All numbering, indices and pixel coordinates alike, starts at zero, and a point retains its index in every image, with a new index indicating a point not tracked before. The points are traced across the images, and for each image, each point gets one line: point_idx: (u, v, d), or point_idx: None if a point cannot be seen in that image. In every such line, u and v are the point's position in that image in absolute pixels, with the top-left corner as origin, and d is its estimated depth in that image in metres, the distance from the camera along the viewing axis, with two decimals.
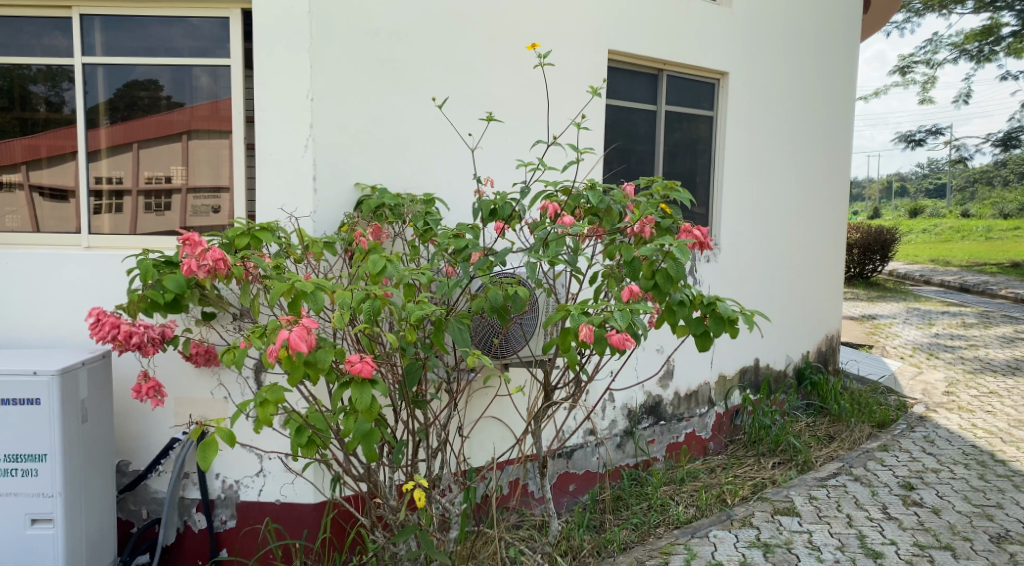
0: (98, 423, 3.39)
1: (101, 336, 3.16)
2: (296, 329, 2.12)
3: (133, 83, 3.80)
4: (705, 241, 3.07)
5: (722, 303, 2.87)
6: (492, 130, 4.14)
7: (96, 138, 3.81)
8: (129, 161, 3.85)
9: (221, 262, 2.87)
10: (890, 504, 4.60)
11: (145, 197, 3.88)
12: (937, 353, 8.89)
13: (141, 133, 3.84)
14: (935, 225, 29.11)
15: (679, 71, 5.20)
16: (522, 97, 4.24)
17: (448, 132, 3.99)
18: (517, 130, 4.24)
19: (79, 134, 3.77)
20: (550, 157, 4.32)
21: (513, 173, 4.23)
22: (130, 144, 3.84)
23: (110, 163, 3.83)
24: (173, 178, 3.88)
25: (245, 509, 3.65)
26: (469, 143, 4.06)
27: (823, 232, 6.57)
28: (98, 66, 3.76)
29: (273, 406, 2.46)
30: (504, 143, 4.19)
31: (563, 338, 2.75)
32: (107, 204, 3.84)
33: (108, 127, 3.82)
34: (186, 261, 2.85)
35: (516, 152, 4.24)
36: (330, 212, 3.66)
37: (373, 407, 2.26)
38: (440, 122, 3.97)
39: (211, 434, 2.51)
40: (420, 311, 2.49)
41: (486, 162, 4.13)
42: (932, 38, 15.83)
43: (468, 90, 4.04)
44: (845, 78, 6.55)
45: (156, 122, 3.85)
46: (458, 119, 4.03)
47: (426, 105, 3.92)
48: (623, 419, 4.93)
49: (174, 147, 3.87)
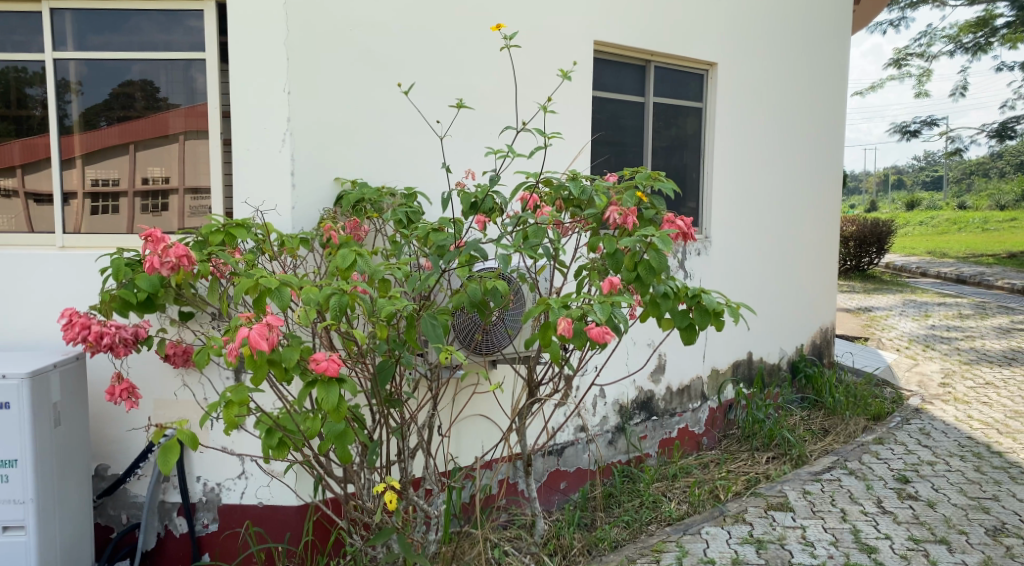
0: (72, 426, 3.32)
1: (71, 337, 3.07)
2: (256, 327, 2.03)
3: (129, 82, 3.73)
4: (689, 231, 2.97)
5: (705, 296, 2.79)
6: (462, 118, 4.02)
7: (74, 142, 3.74)
8: (125, 163, 3.77)
9: (184, 258, 2.81)
10: (885, 498, 4.53)
11: (141, 198, 3.81)
12: (933, 345, 8.84)
13: (137, 134, 3.77)
14: (930, 216, 29.09)
15: (667, 62, 5.12)
16: (501, 86, 4.14)
17: (415, 121, 3.87)
18: (489, 118, 4.12)
19: (51, 143, 3.69)
20: (519, 143, 4.20)
21: (481, 161, 4.10)
22: (126, 146, 3.76)
23: (96, 166, 3.76)
24: (170, 179, 3.79)
25: (227, 512, 3.58)
26: (436, 131, 3.94)
27: (816, 224, 6.51)
28: (88, 66, 3.69)
29: (238, 407, 2.37)
30: (474, 132, 4.07)
31: (543, 332, 2.66)
32: (102, 207, 3.78)
33: (90, 131, 3.74)
34: (148, 257, 2.78)
35: (484, 139, 4.12)
36: (308, 208, 3.59)
37: (341, 408, 2.14)
38: (409, 110, 3.85)
39: (174, 436, 2.44)
40: (391, 306, 2.38)
41: (455, 150, 4.01)
42: (926, 30, 15.80)
43: (438, 78, 3.93)
44: (834, 67, 6.44)
45: (151, 122, 3.76)
46: (426, 106, 3.90)
47: (393, 92, 3.80)
48: (614, 415, 4.86)
49: (170, 149, 3.78)
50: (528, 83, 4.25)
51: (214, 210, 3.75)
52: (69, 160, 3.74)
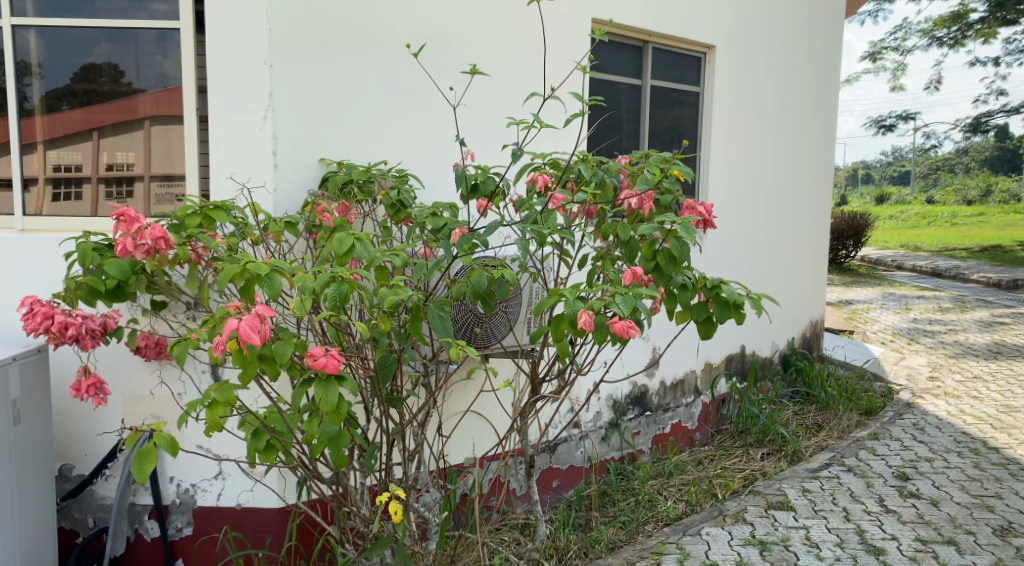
0: (34, 425, 3.05)
1: (32, 328, 2.79)
2: (246, 318, 1.76)
3: (93, 54, 3.44)
4: (710, 217, 2.80)
5: (726, 286, 2.61)
6: (476, 85, 3.83)
7: (35, 124, 3.46)
8: (88, 149, 3.50)
9: (161, 241, 2.54)
10: (887, 496, 4.43)
11: (106, 185, 3.53)
12: (917, 338, 8.79)
13: (100, 119, 3.50)
14: (902, 210, 29.35)
15: (665, 43, 4.93)
16: (502, 59, 3.92)
17: (416, 92, 3.66)
18: (500, 87, 3.93)
19: (11, 126, 3.41)
20: (547, 113, 4.07)
21: (504, 132, 3.97)
22: (89, 132, 3.49)
23: (58, 150, 3.49)
24: (135, 166, 3.51)
25: (203, 515, 3.34)
26: (450, 98, 3.75)
27: (809, 217, 6.41)
28: (48, 39, 3.39)
29: (223, 408, 2.13)
30: (485, 102, 3.88)
31: (556, 326, 2.44)
32: (63, 193, 3.50)
33: (50, 114, 3.47)
34: (120, 240, 2.52)
35: (509, 109, 3.98)
36: (293, 190, 3.35)
37: (340, 409, 1.89)
38: (418, 72, 3.65)
39: (150, 441, 2.18)
40: (394, 297, 2.13)
41: (469, 122, 3.83)
42: (902, 24, 15.81)
43: (443, 47, 3.71)
44: (829, 57, 6.32)
45: (116, 107, 3.49)
46: (437, 71, 3.71)
47: (389, 62, 3.57)
48: (608, 410, 4.68)
49: (135, 135, 3.50)
50: (528, 57, 4.02)
51: (188, 192, 3.45)
52: (29, 144, 3.47)
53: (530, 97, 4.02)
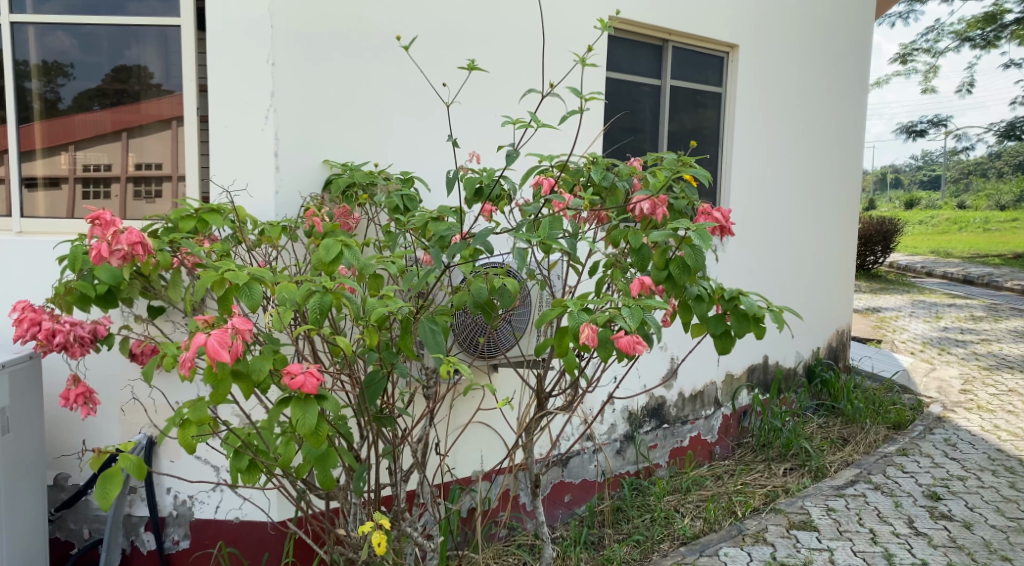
0: (25, 434, 2.96)
1: (20, 335, 2.69)
2: (215, 332, 1.63)
3: (95, 53, 3.37)
4: (726, 224, 2.64)
5: (745, 298, 2.44)
6: (473, 81, 3.66)
7: (69, 124, 3.42)
8: (117, 150, 3.43)
9: (138, 246, 2.39)
10: (917, 518, 4.22)
11: (135, 184, 3.43)
12: (949, 348, 8.49)
13: (130, 121, 3.42)
14: (933, 215, 28.73)
15: (685, 42, 4.76)
16: (507, 56, 3.75)
17: (416, 90, 3.51)
18: (502, 83, 3.75)
19: (9, 133, 3.34)
20: (545, 110, 3.83)
21: (500, 132, 3.77)
22: (119, 133, 3.42)
23: (88, 151, 3.43)
24: (163, 166, 3.40)
25: (200, 528, 3.22)
26: (443, 95, 3.57)
27: (835, 222, 6.17)
28: (48, 37, 3.33)
29: (195, 428, 1.99)
30: (483, 99, 3.69)
31: (560, 339, 2.28)
32: (93, 193, 3.42)
33: (83, 115, 3.41)
34: (95, 245, 2.37)
35: (503, 107, 3.77)
36: (293, 193, 3.23)
37: (320, 432, 1.76)
38: (408, 67, 3.47)
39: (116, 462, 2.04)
40: (382, 309, 2.00)
41: (462, 118, 3.65)
42: (933, 26, 15.42)
43: (433, 42, 3.53)
44: (856, 58, 6.09)
45: (136, 109, 3.41)
46: (429, 65, 3.53)
47: (387, 57, 3.42)
48: (623, 423, 4.51)
49: (164, 135, 3.40)
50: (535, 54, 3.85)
51: (187, 194, 3.34)
52: (60, 145, 3.42)
53: (527, 94, 3.80)
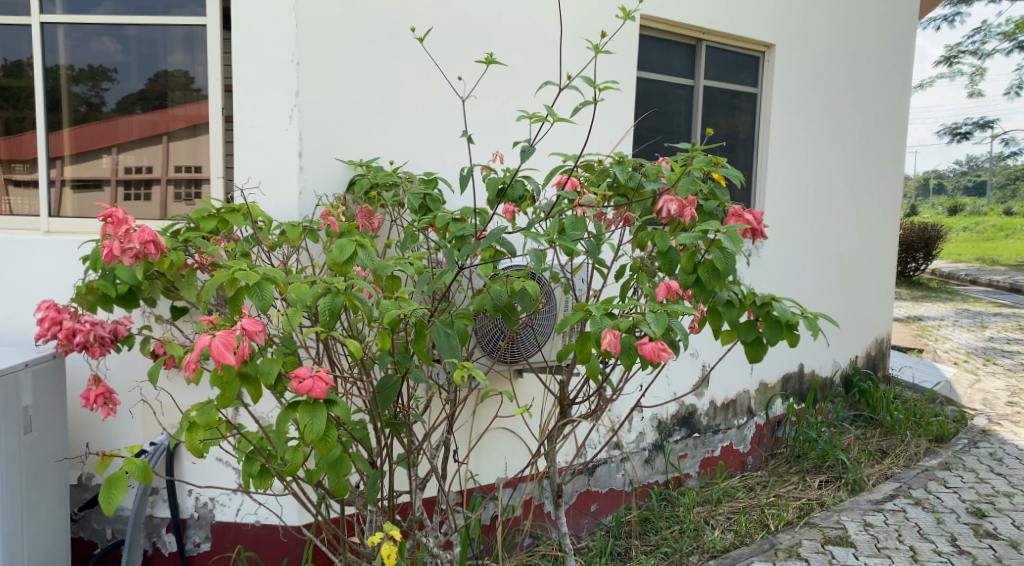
0: (48, 432, 2.96)
1: (41, 335, 2.69)
2: (221, 335, 1.59)
3: (123, 52, 3.37)
4: (759, 227, 2.53)
5: (777, 304, 2.34)
6: (491, 75, 3.57)
7: (111, 128, 3.45)
8: (159, 153, 3.44)
9: (150, 244, 2.35)
10: (960, 535, 4.04)
11: (175, 186, 3.42)
12: (995, 359, 8.19)
13: (170, 124, 3.43)
14: (977, 221, 27.95)
15: (719, 41, 4.64)
16: (527, 49, 3.65)
17: (432, 86, 3.43)
18: (522, 78, 3.66)
19: (38, 140, 3.35)
20: (561, 103, 3.74)
21: (515, 127, 3.67)
22: (159, 137, 3.43)
23: (129, 153, 3.45)
24: (203, 168, 3.41)
25: (221, 531, 3.20)
26: (458, 90, 3.49)
27: (876, 228, 5.99)
28: (76, 36, 3.33)
29: (202, 432, 1.98)
30: (502, 95, 3.61)
31: (581, 345, 2.20)
32: (133, 195, 3.44)
33: (126, 118, 3.45)
34: (106, 243, 2.31)
35: (521, 101, 3.67)
36: (318, 192, 3.19)
37: (328, 438, 1.70)
38: (423, 60, 3.39)
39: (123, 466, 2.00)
40: (395, 311, 1.95)
41: (478, 114, 3.56)
42: (980, 27, 14.97)
43: (453, 38, 3.46)
44: (899, 58, 5.91)
45: (176, 114, 3.42)
46: (445, 59, 3.45)
47: (404, 51, 3.35)
48: (652, 431, 4.40)
49: (203, 139, 3.40)
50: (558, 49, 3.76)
51: (211, 195, 3.32)
52: (103, 147, 3.44)
53: (544, 86, 3.70)
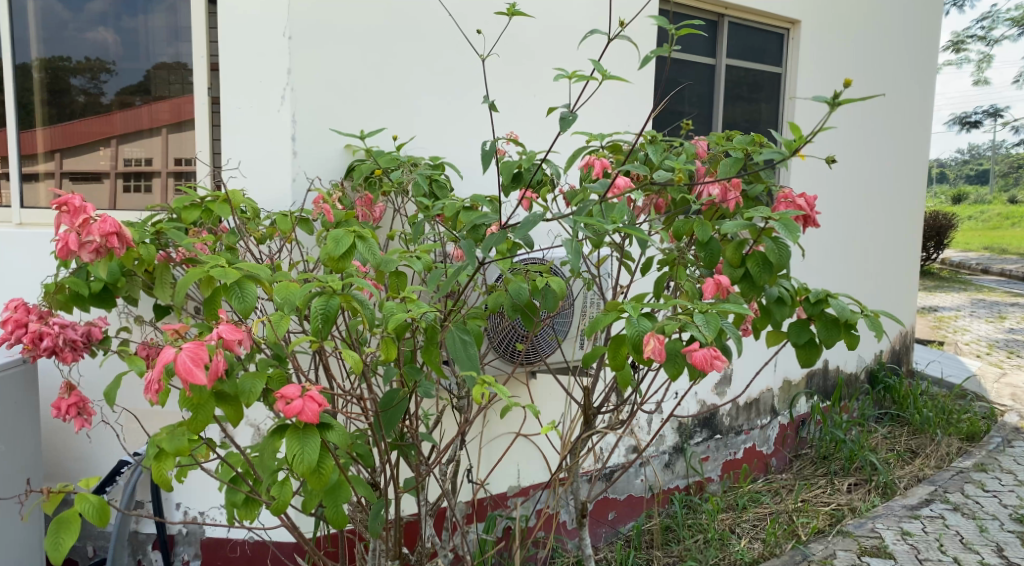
0: (18, 447, 2.68)
1: (5, 338, 2.40)
2: (189, 347, 1.39)
3: (104, 31, 3.09)
4: (810, 212, 2.25)
5: (834, 301, 2.06)
6: (514, 28, 3.29)
7: (111, 119, 3.14)
8: (157, 145, 3.11)
9: (113, 237, 2.04)
10: (1006, 545, 3.78)
11: (175, 179, 3.10)
12: (1018, 351, 7.90)
13: (166, 115, 3.08)
14: (984, 210, 27.62)
15: (741, 17, 4.34)
16: (543, 11, 3.34)
17: (449, 46, 3.15)
18: (532, 54, 3.34)
19: (9, 139, 3.11)
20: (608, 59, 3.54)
21: (553, 87, 3.44)
22: (156, 129, 3.10)
23: (128, 144, 3.13)
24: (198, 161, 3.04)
25: (211, 548, 2.92)
26: (478, 46, 3.20)
27: (901, 216, 5.70)
28: (53, 14, 3.08)
29: (172, 460, 1.75)
30: (519, 59, 3.31)
31: (615, 349, 1.91)
32: (133, 187, 3.13)
33: (124, 110, 3.12)
34: (62, 234, 2.02)
35: (553, 57, 3.41)
36: (316, 176, 2.91)
37: (321, 469, 1.44)
38: (430, 22, 3.09)
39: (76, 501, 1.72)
40: (403, 315, 1.66)
41: (501, 78, 3.28)
42: (988, 13, 14.66)
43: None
44: (927, 36, 5.60)
45: (169, 106, 3.08)
46: (462, 12, 3.16)
47: (402, 23, 3.03)
48: (673, 434, 4.13)
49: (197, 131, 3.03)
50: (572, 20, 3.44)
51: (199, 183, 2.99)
52: (100, 139, 3.15)
53: (587, 37, 3.46)
